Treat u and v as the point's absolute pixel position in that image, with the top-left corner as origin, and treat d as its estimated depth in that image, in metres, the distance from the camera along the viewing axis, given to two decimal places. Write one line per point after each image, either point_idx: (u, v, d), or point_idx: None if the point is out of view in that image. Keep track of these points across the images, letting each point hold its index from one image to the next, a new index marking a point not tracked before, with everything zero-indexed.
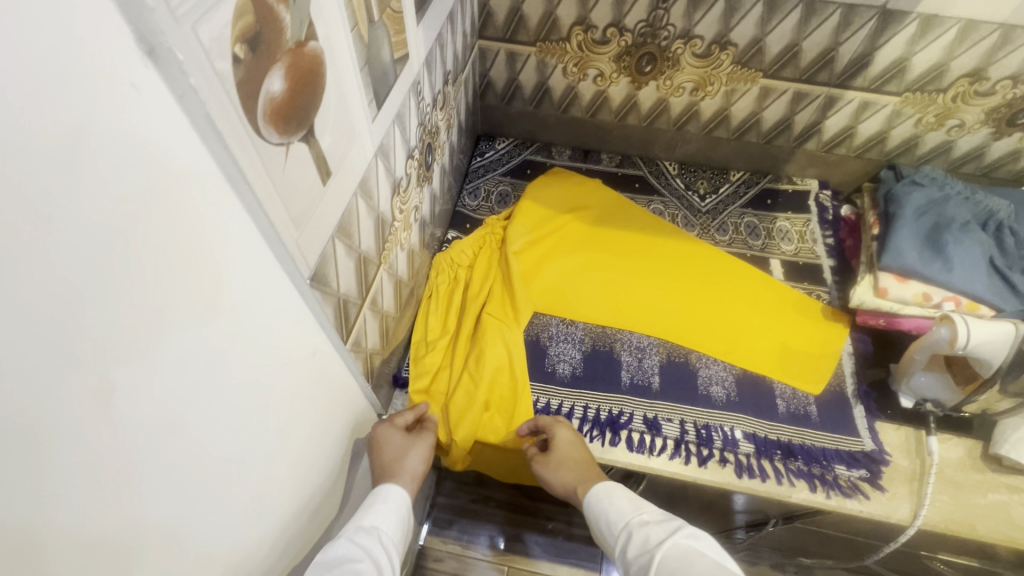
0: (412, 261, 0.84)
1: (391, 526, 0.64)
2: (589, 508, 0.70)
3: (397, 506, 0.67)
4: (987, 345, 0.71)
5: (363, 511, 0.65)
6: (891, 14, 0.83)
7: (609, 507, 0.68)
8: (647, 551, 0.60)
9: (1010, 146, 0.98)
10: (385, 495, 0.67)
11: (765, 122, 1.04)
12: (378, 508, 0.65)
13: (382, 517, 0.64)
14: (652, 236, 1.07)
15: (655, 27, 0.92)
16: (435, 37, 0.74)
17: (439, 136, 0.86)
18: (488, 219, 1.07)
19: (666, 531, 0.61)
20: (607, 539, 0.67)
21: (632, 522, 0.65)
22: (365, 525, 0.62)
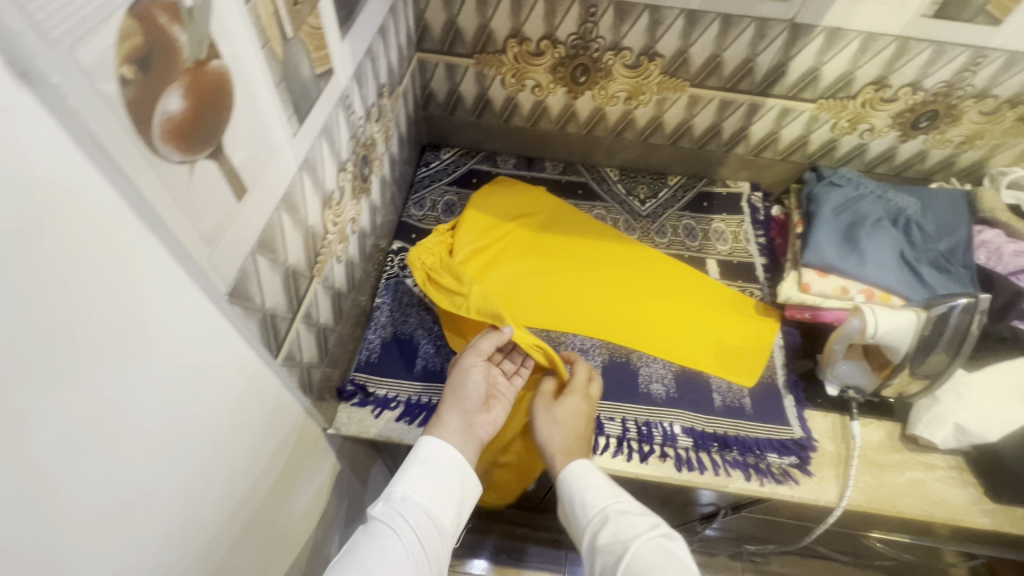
0: (352, 273, 0.84)
1: (424, 494, 0.71)
2: (564, 480, 0.77)
3: (434, 471, 0.73)
4: (890, 334, 0.76)
5: (404, 469, 0.73)
6: (800, 27, 0.89)
7: (589, 493, 0.74)
8: (620, 544, 0.68)
9: (916, 148, 1.06)
10: (422, 455, 0.74)
11: (696, 129, 1.09)
12: (414, 473, 0.72)
13: (415, 484, 0.71)
14: (595, 240, 1.10)
15: (586, 39, 0.95)
16: (365, 51, 0.75)
17: (375, 148, 0.86)
18: (437, 227, 1.04)
19: (645, 526, 0.70)
20: (577, 518, 0.75)
21: (608, 512, 0.72)
22: (400, 494, 0.70)
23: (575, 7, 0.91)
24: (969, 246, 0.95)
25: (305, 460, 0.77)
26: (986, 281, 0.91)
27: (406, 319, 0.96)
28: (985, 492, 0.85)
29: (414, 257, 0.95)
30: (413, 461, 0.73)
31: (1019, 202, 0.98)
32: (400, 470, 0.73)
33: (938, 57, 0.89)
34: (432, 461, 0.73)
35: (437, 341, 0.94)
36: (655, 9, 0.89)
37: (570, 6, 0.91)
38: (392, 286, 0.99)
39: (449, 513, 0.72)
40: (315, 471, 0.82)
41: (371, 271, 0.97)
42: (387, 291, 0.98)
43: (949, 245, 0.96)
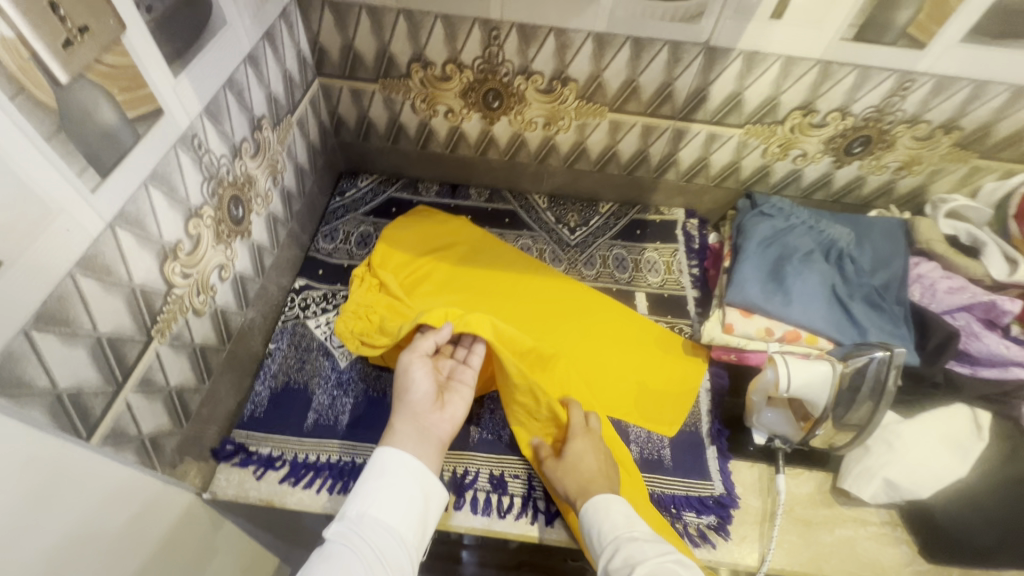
0: (226, 323, 0.76)
1: (387, 507, 0.62)
2: (585, 517, 0.67)
3: (396, 482, 0.64)
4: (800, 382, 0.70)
5: (361, 486, 0.64)
6: (715, 50, 0.82)
7: (607, 521, 0.65)
8: (629, 568, 0.58)
9: (852, 174, 1.00)
10: (380, 468, 0.65)
11: (622, 155, 1.03)
12: (373, 488, 0.63)
13: (376, 500, 0.62)
14: (519, 274, 1.02)
15: (493, 63, 0.89)
16: (224, 83, 0.68)
17: (255, 185, 0.79)
18: (357, 270, 0.97)
19: (653, 551, 0.60)
20: (593, 549, 0.65)
21: (620, 537, 0.62)
22: (362, 510, 0.62)
23: (476, 29, 0.84)
24: (903, 281, 0.89)
25: (177, 540, 0.70)
26: (920, 320, 0.85)
27: (302, 366, 0.88)
28: (919, 551, 0.78)
29: (341, 328, 0.88)
30: (370, 476, 0.64)
31: (958, 234, 0.92)
32: (358, 487, 0.64)
33: (864, 81, 0.84)
34: (393, 471, 0.65)
35: (334, 391, 0.86)
36: (561, 31, 0.83)
37: (471, 28, 0.84)
38: (290, 329, 0.92)
39: (416, 527, 0.63)
40: (195, 546, 0.74)
41: (265, 315, 0.89)
42: (283, 335, 0.91)
43: (884, 279, 0.90)
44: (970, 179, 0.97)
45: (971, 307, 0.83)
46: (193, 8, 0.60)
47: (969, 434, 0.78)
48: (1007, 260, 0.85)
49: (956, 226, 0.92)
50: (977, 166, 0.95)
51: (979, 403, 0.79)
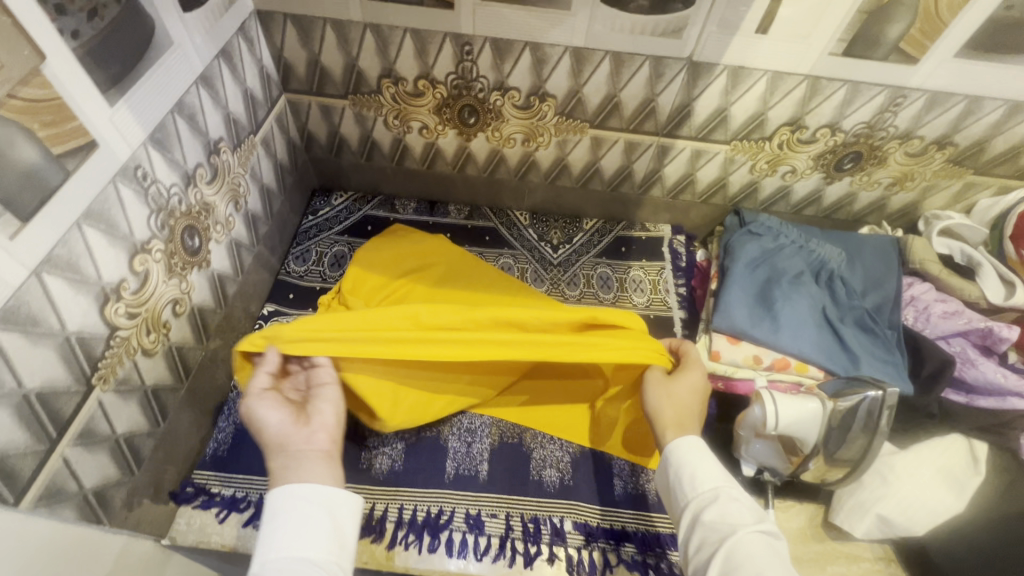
0: (182, 359, 0.72)
1: (295, 541, 0.53)
2: (673, 453, 0.66)
3: (301, 512, 0.55)
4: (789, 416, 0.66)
5: (263, 535, 0.54)
6: (699, 65, 0.78)
7: (706, 465, 0.63)
8: (727, 528, 0.57)
9: (843, 190, 0.97)
10: (278, 507, 0.55)
11: (605, 172, 0.99)
12: (275, 531, 0.54)
13: (281, 540, 0.53)
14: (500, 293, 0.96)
15: (467, 79, 0.84)
16: (171, 107, 0.63)
17: (213, 211, 0.75)
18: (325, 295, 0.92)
19: (752, 515, 0.59)
20: (677, 494, 0.64)
21: (720, 490, 0.61)
22: (268, 556, 0.52)
23: (447, 44, 0.80)
24: (896, 302, 0.85)
25: None
26: (913, 345, 0.82)
27: None
28: None
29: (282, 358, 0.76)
30: (269, 521, 0.55)
31: (952, 253, 0.89)
32: (260, 539, 0.54)
33: (855, 97, 0.80)
34: (294, 505, 0.55)
35: None
36: (537, 46, 0.78)
37: (442, 43, 0.80)
38: None
39: (339, 549, 0.55)
40: None
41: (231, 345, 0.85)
42: None
43: (876, 301, 0.87)
44: (964, 194, 0.94)
45: (966, 332, 0.79)
46: (130, 30, 0.55)
47: (965, 467, 0.75)
48: (1003, 281, 0.82)
49: (950, 245, 0.89)
50: (971, 182, 0.92)
51: (976, 433, 0.76)
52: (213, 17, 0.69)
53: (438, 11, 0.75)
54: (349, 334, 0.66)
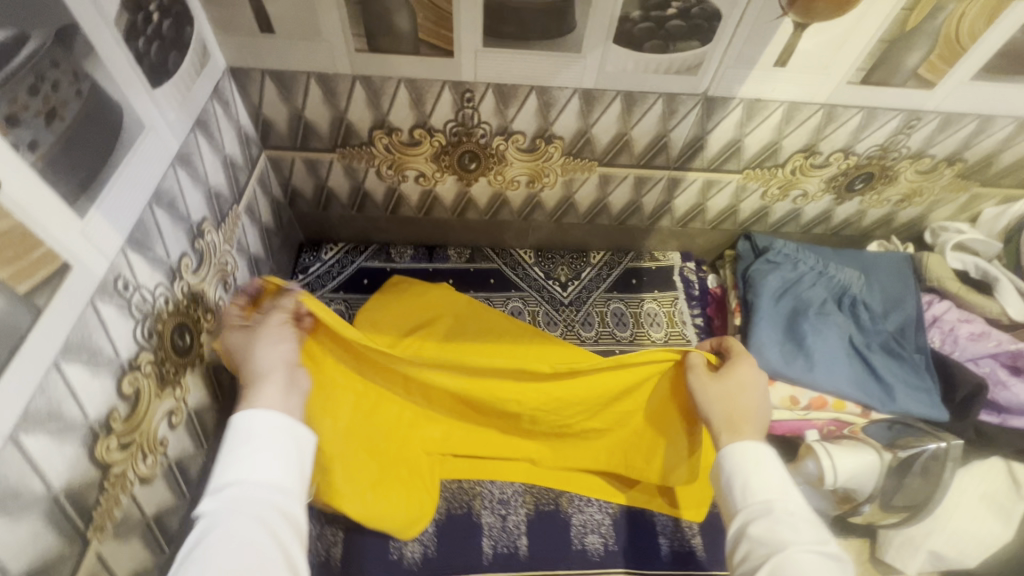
0: (184, 472, 0.64)
1: (253, 466, 0.50)
2: (727, 455, 0.60)
3: (263, 439, 0.52)
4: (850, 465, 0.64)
5: (219, 459, 0.52)
6: (714, 99, 0.75)
7: (758, 475, 0.57)
8: (777, 543, 0.51)
9: (853, 209, 0.95)
10: (239, 432, 0.53)
11: (613, 207, 0.94)
12: (233, 457, 0.51)
13: (238, 464, 0.51)
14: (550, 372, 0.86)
15: (467, 125, 0.78)
16: (149, 199, 0.55)
17: (202, 300, 0.67)
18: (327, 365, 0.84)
19: (811, 534, 0.52)
20: (727, 503, 0.59)
21: (771, 503, 0.55)
22: (221, 481, 0.50)
23: (445, 92, 0.73)
24: (919, 324, 0.84)
25: None
26: (943, 369, 0.81)
27: None
28: None
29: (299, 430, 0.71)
30: (227, 445, 0.52)
31: (966, 267, 0.89)
32: (219, 460, 0.52)
33: (870, 122, 0.78)
34: (255, 431, 0.52)
35: (320, 518, 0.75)
36: (543, 89, 0.73)
37: (440, 91, 0.73)
38: None
39: (299, 477, 0.53)
40: None
41: None
42: None
43: (898, 323, 0.85)
44: (969, 206, 0.94)
45: (995, 353, 0.80)
46: (96, 126, 0.47)
47: (1008, 491, 0.74)
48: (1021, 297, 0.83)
49: (964, 259, 0.89)
50: (977, 194, 0.91)
51: (1015, 456, 0.76)
52: (185, 87, 0.61)
53: (436, 59, 0.69)
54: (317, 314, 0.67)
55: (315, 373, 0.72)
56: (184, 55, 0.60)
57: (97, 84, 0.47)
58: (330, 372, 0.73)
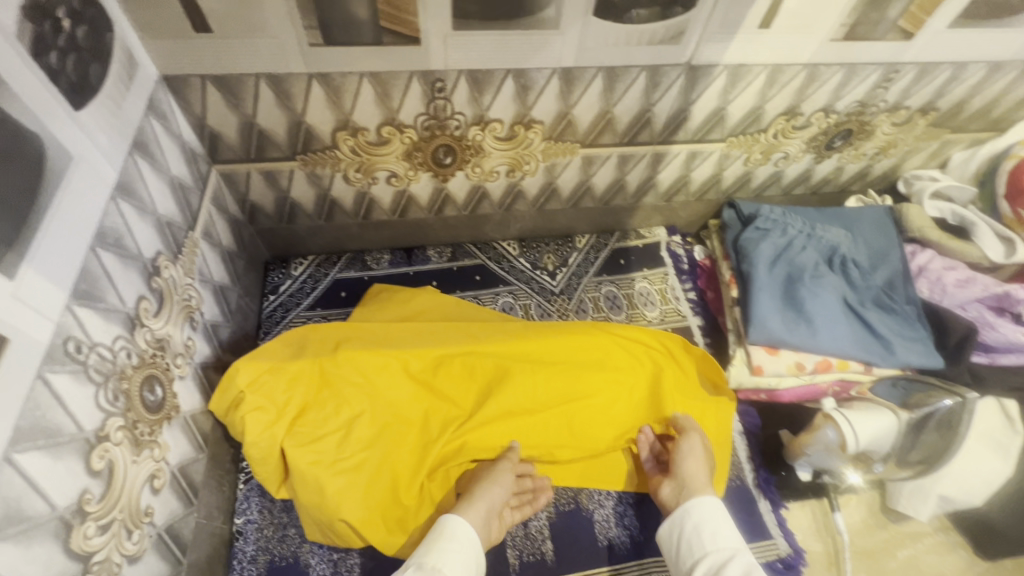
0: (175, 538, 0.58)
1: (448, 564, 0.60)
2: (699, 509, 0.66)
3: (464, 546, 0.62)
4: (872, 428, 0.65)
5: (425, 546, 0.62)
6: (698, 68, 0.71)
7: (725, 525, 0.64)
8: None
9: (832, 166, 0.95)
10: (450, 530, 0.63)
11: (596, 189, 0.91)
12: (442, 548, 0.61)
13: (446, 555, 0.60)
14: (539, 359, 0.80)
15: (440, 118, 0.72)
16: (92, 241, 0.47)
17: (169, 344, 0.59)
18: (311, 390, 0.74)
19: None
20: (692, 549, 0.63)
21: (739, 550, 0.60)
22: (423, 564, 0.59)
23: (414, 84, 0.67)
24: (906, 276, 0.85)
25: None
26: (934, 317, 0.82)
27: (283, 535, 0.71)
28: (975, 553, 0.79)
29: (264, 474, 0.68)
30: (438, 539, 0.63)
31: (944, 216, 0.90)
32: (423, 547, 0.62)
33: (851, 78, 0.77)
34: (460, 535, 0.63)
35: (333, 555, 0.70)
36: (520, 72, 0.68)
37: (407, 83, 0.67)
38: (255, 491, 0.73)
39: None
40: None
41: (222, 485, 0.70)
42: (250, 502, 0.72)
43: (886, 276, 0.86)
44: (939, 152, 0.96)
45: (981, 298, 0.81)
46: (13, 164, 0.39)
47: (1003, 428, 0.77)
48: (1000, 239, 0.84)
49: (941, 207, 0.90)
50: (947, 140, 0.93)
51: (1006, 393, 0.79)
52: (115, 105, 0.52)
53: (400, 48, 0.62)
54: (289, 352, 0.75)
55: (314, 399, 0.73)
56: (108, 67, 0.51)
57: (5, 113, 0.39)
58: (324, 397, 0.73)
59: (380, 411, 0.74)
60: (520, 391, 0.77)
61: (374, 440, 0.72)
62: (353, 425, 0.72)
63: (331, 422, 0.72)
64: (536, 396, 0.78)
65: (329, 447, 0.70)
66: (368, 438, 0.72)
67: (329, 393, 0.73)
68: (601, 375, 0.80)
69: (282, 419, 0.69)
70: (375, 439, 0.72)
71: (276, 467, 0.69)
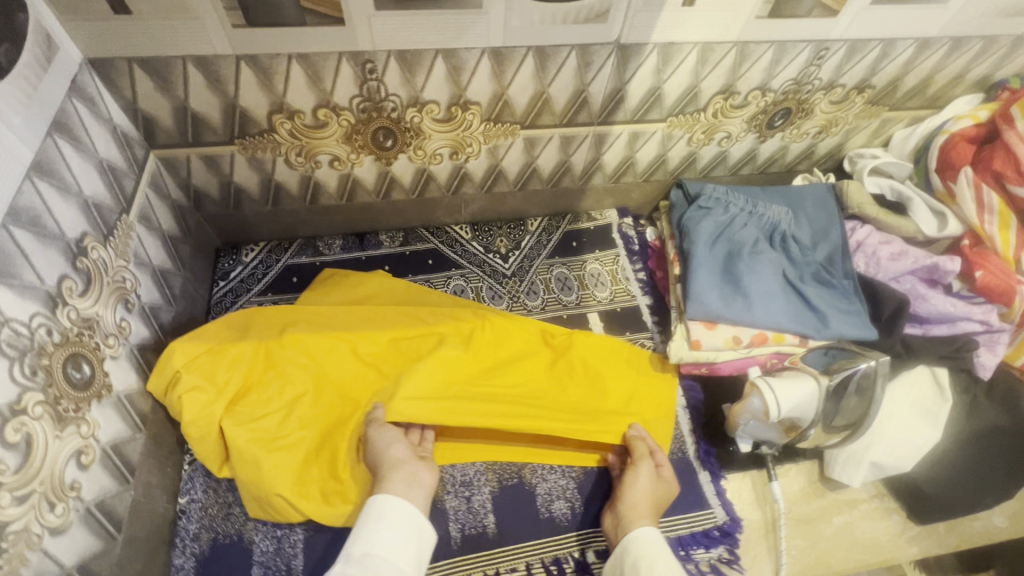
0: (108, 514, 0.59)
1: (381, 544, 0.61)
2: (637, 544, 0.66)
3: (393, 522, 0.64)
4: (793, 395, 0.68)
5: (359, 532, 0.63)
6: (628, 47, 0.72)
7: (659, 559, 0.64)
8: None
9: (776, 145, 0.97)
10: (375, 511, 0.65)
11: (542, 170, 0.92)
12: (371, 531, 0.63)
13: (376, 537, 0.62)
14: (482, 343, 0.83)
15: (375, 100, 0.73)
16: (3, 218, 0.48)
17: (98, 325, 0.60)
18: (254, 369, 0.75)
19: None
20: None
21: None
22: (354, 551, 0.61)
23: (343, 66, 0.67)
24: (845, 251, 0.87)
25: None
26: (869, 291, 0.84)
27: (228, 513, 0.72)
28: (908, 517, 0.81)
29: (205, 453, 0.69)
30: (366, 521, 0.64)
31: (883, 191, 0.92)
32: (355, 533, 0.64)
33: (782, 56, 0.78)
34: (387, 512, 0.64)
35: (276, 531, 0.71)
36: (449, 52, 0.68)
37: (337, 65, 0.67)
38: (200, 472, 0.74)
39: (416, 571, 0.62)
40: None
41: (165, 465, 0.71)
42: (194, 482, 0.73)
43: (826, 252, 0.88)
44: (881, 130, 0.97)
45: (914, 270, 0.83)
46: None
47: (934, 395, 0.79)
48: (934, 213, 0.85)
49: (880, 184, 0.92)
50: (887, 118, 0.95)
51: (937, 362, 0.80)
52: (30, 86, 0.53)
53: (325, 30, 0.63)
54: (234, 333, 0.77)
55: (257, 380, 0.74)
56: (20, 47, 0.52)
57: None
58: (269, 379, 0.75)
59: (324, 393, 0.76)
60: (464, 371, 0.80)
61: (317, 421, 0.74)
62: (297, 407, 0.74)
63: (274, 402, 0.73)
64: (477, 374, 0.81)
65: (270, 426, 0.72)
66: (311, 419, 0.74)
67: (273, 374, 0.75)
68: (540, 358, 0.85)
69: (223, 398, 0.71)
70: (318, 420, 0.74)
71: (216, 446, 0.70)
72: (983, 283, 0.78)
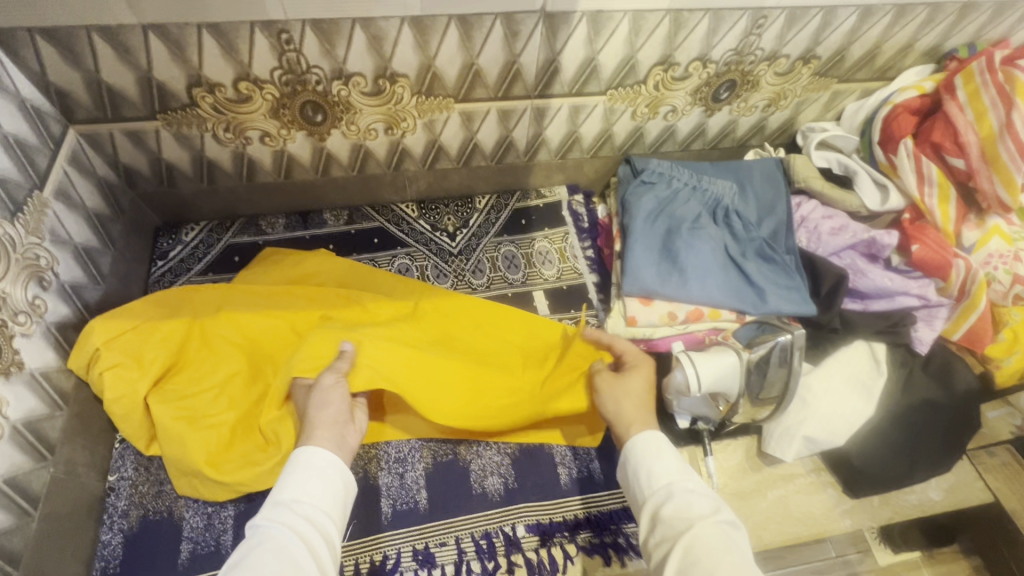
0: (20, 490, 0.60)
1: (309, 493, 0.57)
2: (636, 449, 0.62)
3: (324, 473, 0.59)
4: (711, 367, 0.70)
5: (282, 481, 0.58)
6: (555, 16, 0.70)
7: (659, 462, 0.60)
8: (684, 523, 0.54)
9: (725, 119, 0.95)
10: (303, 460, 0.59)
11: (484, 146, 0.90)
12: (294, 480, 0.57)
13: (299, 485, 0.57)
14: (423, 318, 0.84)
15: (297, 73, 0.71)
16: None
17: (4, 302, 0.60)
18: (185, 346, 0.74)
19: (706, 512, 0.54)
20: (641, 479, 0.60)
21: (678, 480, 0.58)
22: (280, 500, 0.56)
23: (258, 36, 0.66)
24: (789, 226, 0.85)
25: None
26: (810, 266, 0.83)
27: (159, 491, 0.71)
28: (843, 490, 0.82)
29: (128, 430, 0.70)
30: (291, 469, 0.59)
31: (831, 165, 0.90)
32: (277, 483, 0.58)
33: (718, 25, 0.76)
34: (315, 465, 0.59)
35: (206, 508, 0.71)
36: (367, 21, 0.67)
37: (251, 35, 0.66)
38: (130, 450, 0.73)
39: (341, 518, 0.58)
40: None
41: (95, 443, 0.71)
42: (124, 460, 0.73)
43: (771, 227, 0.86)
44: (832, 103, 0.95)
45: (853, 245, 0.82)
46: None
47: (870, 370, 0.79)
48: (878, 186, 0.85)
49: (828, 157, 0.90)
50: (837, 91, 0.92)
51: (874, 336, 0.80)
52: None
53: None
54: (164, 305, 0.77)
55: (187, 357, 0.74)
56: None
57: None
58: (199, 355, 0.75)
59: (257, 372, 0.76)
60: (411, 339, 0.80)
61: (246, 398, 0.74)
62: (226, 384, 0.74)
63: (205, 379, 0.73)
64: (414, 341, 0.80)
65: (197, 403, 0.71)
66: (242, 396, 0.74)
67: (206, 351, 0.75)
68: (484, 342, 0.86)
69: (148, 375, 0.70)
70: (247, 398, 0.74)
71: (142, 423, 0.70)
72: (919, 257, 0.77)
